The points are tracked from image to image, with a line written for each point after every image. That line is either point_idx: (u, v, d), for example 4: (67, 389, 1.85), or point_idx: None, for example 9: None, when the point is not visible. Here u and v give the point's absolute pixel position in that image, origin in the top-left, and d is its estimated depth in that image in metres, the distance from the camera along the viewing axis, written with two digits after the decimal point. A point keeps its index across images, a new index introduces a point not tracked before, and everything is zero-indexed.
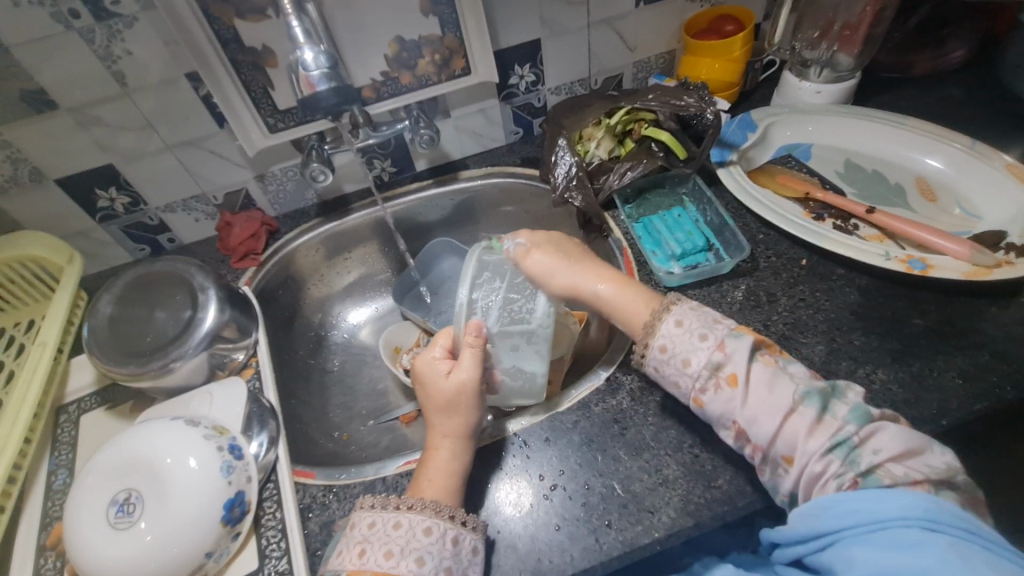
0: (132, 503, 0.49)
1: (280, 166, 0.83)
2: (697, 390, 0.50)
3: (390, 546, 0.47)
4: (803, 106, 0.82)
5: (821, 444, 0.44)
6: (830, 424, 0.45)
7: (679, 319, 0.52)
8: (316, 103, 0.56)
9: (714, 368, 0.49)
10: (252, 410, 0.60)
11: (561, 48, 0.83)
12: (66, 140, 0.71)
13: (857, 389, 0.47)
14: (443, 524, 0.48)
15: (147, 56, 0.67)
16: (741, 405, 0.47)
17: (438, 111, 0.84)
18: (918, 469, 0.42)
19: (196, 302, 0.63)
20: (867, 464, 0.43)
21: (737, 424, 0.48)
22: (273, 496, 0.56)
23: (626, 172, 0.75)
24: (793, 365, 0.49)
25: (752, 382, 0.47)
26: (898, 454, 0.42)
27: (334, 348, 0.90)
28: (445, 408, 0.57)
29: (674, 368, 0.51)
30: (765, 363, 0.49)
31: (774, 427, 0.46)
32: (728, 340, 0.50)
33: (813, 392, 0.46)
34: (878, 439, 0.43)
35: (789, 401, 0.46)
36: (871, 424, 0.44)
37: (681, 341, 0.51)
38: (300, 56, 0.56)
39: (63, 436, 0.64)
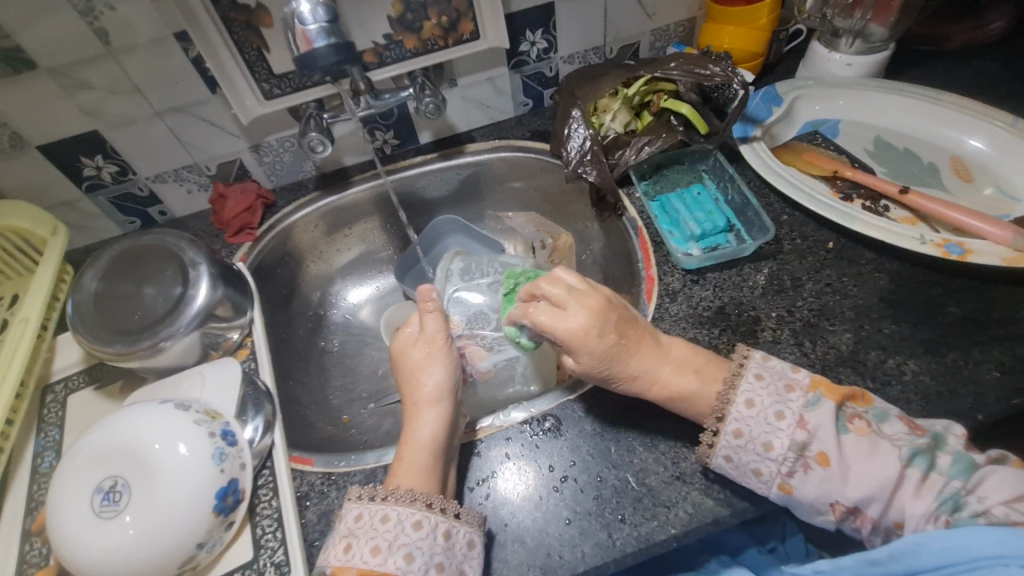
0: (118, 492, 0.46)
1: (276, 137, 0.79)
2: (783, 476, 0.45)
3: (378, 542, 0.44)
4: (831, 78, 0.77)
5: (928, 505, 0.42)
6: (936, 481, 0.43)
7: (749, 398, 0.48)
8: (312, 62, 0.52)
9: (799, 450, 0.45)
10: (247, 393, 0.57)
11: (575, 13, 0.78)
12: (48, 104, 0.66)
13: (957, 431, 0.45)
14: (433, 518, 0.45)
15: (133, 13, 0.62)
16: (843, 488, 0.44)
17: (444, 79, 0.79)
18: (1021, 512, 0.40)
19: (187, 279, 0.60)
20: (972, 511, 0.41)
21: (836, 507, 0.44)
22: (268, 483, 0.53)
23: (643, 147, 0.70)
24: (887, 421, 0.45)
25: (846, 458, 0.44)
26: (1011, 501, 0.40)
27: (333, 328, 0.87)
28: (411, 375, 0.56)
29: (754, 454, 0.46)
30: (858, 432, 0.45)
31: (885, 501, 0.43)
32: (809, 414, 0.45)
33: (919, 450, 0.43)
34: (984, 487, 0.41)
35: (896, 468, 0.43)
36: (977, 474, 0.42)
37: (757, 423, 0.47)
38: (297, 8, 0.51)
39: (49, 416, 0.61)
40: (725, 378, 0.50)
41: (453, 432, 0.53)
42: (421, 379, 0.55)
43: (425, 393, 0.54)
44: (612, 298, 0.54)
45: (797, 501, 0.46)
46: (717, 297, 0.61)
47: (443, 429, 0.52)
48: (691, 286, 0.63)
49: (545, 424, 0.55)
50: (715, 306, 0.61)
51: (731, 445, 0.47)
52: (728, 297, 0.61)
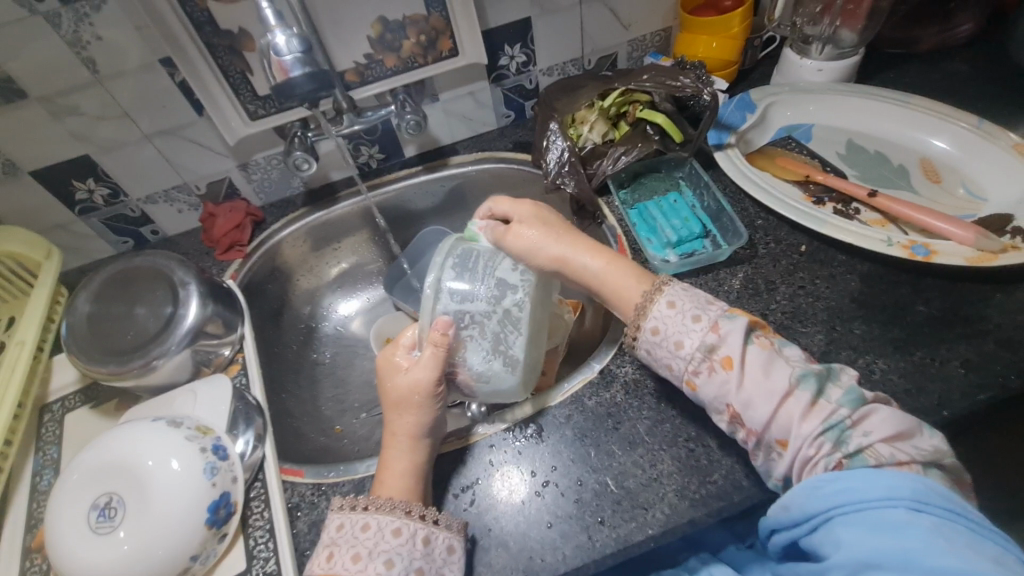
0: (113, 508, 0.48)
1: (263, 155, 0.81)
2: (690, 372, 0.49)
3: (358, 550, 0.46)
4: (804, 84, 0.79)
5: (815, 428, 0.43)
6: (824, 407, 0.44)
7: (671, 301, 0.52)
8: (290, 90, 0.54)
9: (707, 351, 0.48)
10: (238, 407, 0.59)
11: (552, 27, 0.80)
12: (39, 131, 0.68)
13: (851, 372, 0.47)
14: (413, 525, 0.47)
15: (120, 41, 0.64)
16: (737, 388, 0.46)
17: (425, 94, 0.81)
18: (905, 451, 0.42)
19: (177, 298, 0.61)
20: (856, 445, 0.42)
21: (731, 409, 0.47)
22: (260, 495, 0.55)
23: (620, 158, 0.72)
24: (790, 347, 0.49)
25: (747, 366, 0.46)
26: (890, 438, 0.42)
27: (324, 341, 0.88)
28: (396, 405, 0.55)
29: (667, 350, 0.50)
30: (761, 345, 0.48)
31: (768, 411, 0.45)
32: (723, 323, 0.49)
33: (810, 374, 0.45)
34: (869, 422, 0.43)
35: (784, 383, 0.45)
36: (864, 408, 0.44)
37: (673, 323, 0.50)
38: (271, 41, 0.53)
39: (47, 435, 0.63)
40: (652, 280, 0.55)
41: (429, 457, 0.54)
42: (403, 406, 0.55)
43: (409, 420, 0.54)
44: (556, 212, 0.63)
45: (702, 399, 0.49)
46: None
47: (423, 457, 0.53)
48: None
49: (527, 431, 0.57)
50: None
51: (647, 339, 0.52)
52: None
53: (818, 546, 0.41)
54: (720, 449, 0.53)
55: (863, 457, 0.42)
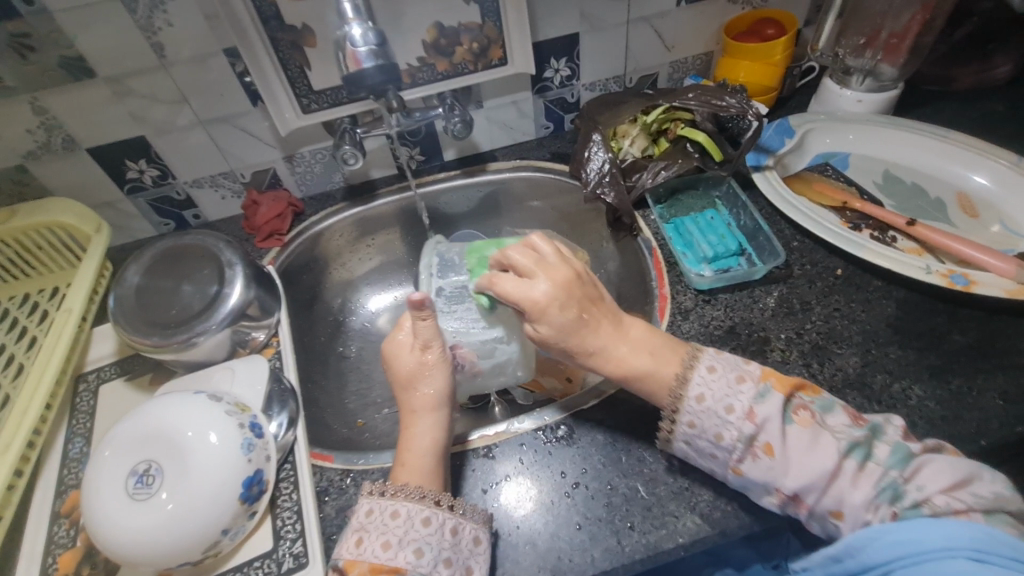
0: (151, 475, 0.48)
1: (308, 149, 0.83)
2: (734, 461, 0.47)
3: (388, 537, 0.46)
4: (841, 113, 0.81)
5: (867, 494, 0.43)
6: (874, 470, 0.44)
7: (711, 365, 0.49)
8: (360, 81, 0.55)
9: (749, 441, 0.46)
10: (273, 389, 0.60)
11: (598, 44, 0.82)
12: (101, 110, 0.71)
13: (896, 424, 0.47)
14: (441, 515, 0.47)
15: (188, 29, 0.67)
16: (786, 475, 0.45)
17: (471, 100, 0.83)
18: (962, 500, 0.41)
19: (223, 278, 0.63)
20: (913, 500, 0.42)
21: (780, 492, 0.45)
22: (290, 477, 0.55)
23: (660, 171, 0.73)
24: (831, 412, 0.47)
25: (790, 449, 0.45)
26: (950, 490, 0.42)
27: (351, 335, 0.89)
28: (407, 384, 0.55)
29: (707, 442, 0.48)
30: (802, 423, 0.46)
31: (821, 489, 0.44)
32: (758, 406, 0.46)
33: (858, 444, 0.45)
34: (921, 476, 0.43)
35: (834, 459, 0.44)
36: (914, 463, 0.44)
37: (707, 417, 0.47)
38: (349, 31, 0.55)
39: (82, 404, 0.64)
40: (683, 351, 0.51)
41: (451, 430, 0.56)
42: (418, 379, 0.55)
43: (425, 400, 0.55)
44: (582, 275, 0.53)
45: (750, 482, 0.47)
46: (728, 317, 0.64)
47: (447, 431, 0.54)
48: (703, 306, 0.65)
49: (558, 432, 0.57)
50: (725, 325, 0.63)
51: (685, 433, 0.49)
52: (738, 318, 0.63)
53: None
54: None
55: (919, 509, 0.42)
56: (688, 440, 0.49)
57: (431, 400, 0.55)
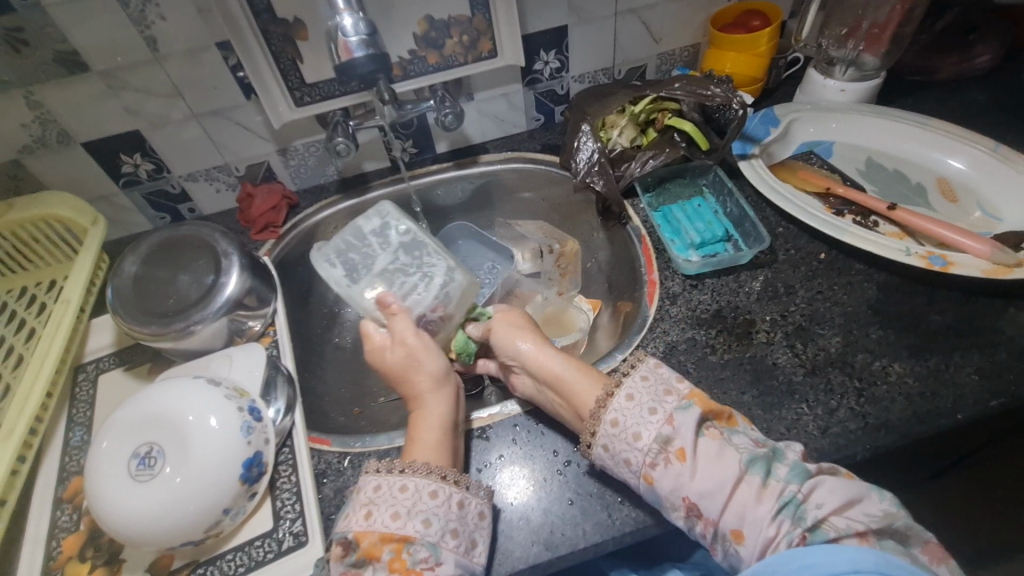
0: (153, 457, 0.49)
1: (302, 142, 0.84)
2: (647, 465, 0.47)
3: (398, 508, 0.47)
4: (825, 103, 0.82)
5: (771, 510, 0.42)
6: (774, 487, 0.43)
7: (630, 393, 0.50)
8: (352, 70, 0.56)
9: (662, 443, 0.47)
10: (271, 375, 0.61)
11: (587, 36, 0.83)
12: (95, 103, 0.72)
13: (796, 447, 0.47)
14: (448, 488, 0.49)
15: (180, 23, 0.68)
16: (691, 480, 0.45)
17: (462, 93, 0.84)
18: (858, 519, 0.41)
19: (219, 267, 0.64)
20: (813, 518, 0.41)
21: (687, 502, 0.45)
22: (289, 460, 0.56)
23: (648, 160, 0.75)
24: (738, 434, 0.47)
25: (698, 457, 0.45)
26: (840, 509, 0.41)
27: (346, 325, 0.90)
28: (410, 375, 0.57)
29: (626, 443, 0.48)
30: (710, 437, 0.47)
31: (721, 500, 0.44)
32: (677, 414, 0.48)
33: (758, 457, 0.45)
34: (818, 493, 0.42)
35: (734, 470, 0.44)
36: (809, 480, 0.43)
37: (632, 415, 0.49)
38: (340, 22, 0.56)
39: (82, 393, 0.65)
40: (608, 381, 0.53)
41: (457, 407, 0.57)
42: (412, 364, 0.57)
43: (423, 383, 0.57)
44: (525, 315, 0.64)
45: (658, 493, 0.47)
46: (714, 301, 0.65)
47: (453, 406, 0.56)
48: (690, 290, 0.67)
49: (550, 413, 0.59)
50: (712, 309, 0.65)
51: (607, 432, 0.49)
52: (724, 301, 0.65)
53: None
54: None
55: (825, 532, 0.41)
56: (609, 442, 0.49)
57: (433, 378, 0.57)
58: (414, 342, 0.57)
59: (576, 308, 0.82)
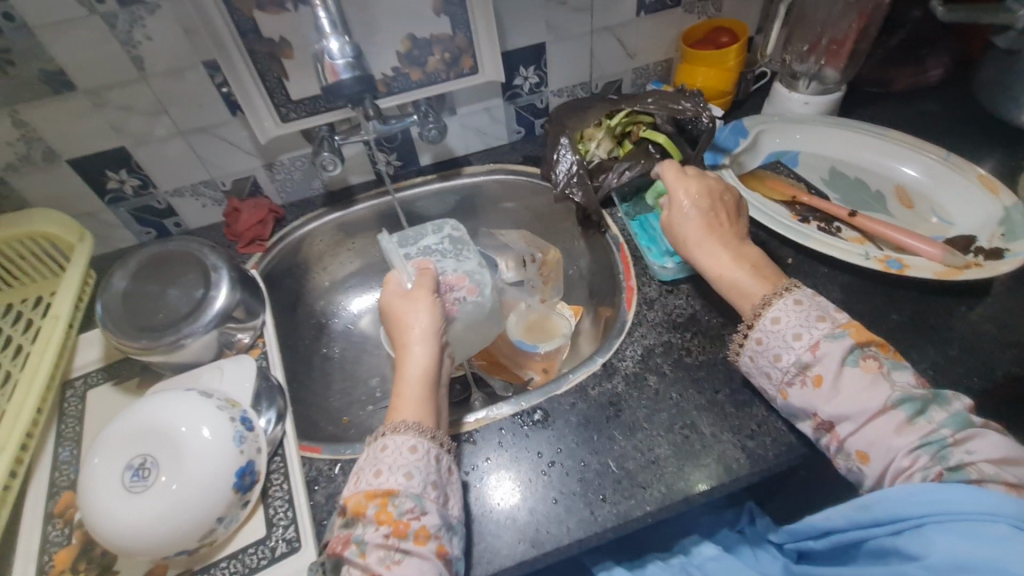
0: (147, 469, 0.50)
1: (289, 156, 0.85)
2: (784, 384, 0.53)
3: (380, 466, 0.51)
4: (791, 115, 0.87)
5: (911, 443, 0.46)
6: (923, 427, 0.46)
7: (777, 315, 0.54)
8: (338, 91, 0.59)
9: (802, 367, 0.52)
10: (261, 386, 0.62)
11: (564, 53, 0.87)
12: (82, 121, 0.73)
13: (963, 398, 0.48)
14: (426, 443, 0.53)
15: (168, 42, 0.69)
16: (826, 404, 0.50)
17: (445, 107, 0.87)
18: (1011, 473, 0.43)
19: (209, 281, 0.65)
20: (957, 461, 0.44)
21: (817, 418, 0.51)
22: (280, 468, 0.58)
23: (624, 172, 0.78)
24: (901, 371, 0.50)
25: (841, 383, 0.50)
26: (997, 461, 0.44)
27: (334, 336, 0.92)
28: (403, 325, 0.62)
29: (767, 360, 0.54)
30: (866, 367, 0.49)
31: (858, 423, 0.48)
32: (826, 341, 0.51)
33: (910, 398, 0.47)
34: (973, 442, 0.45)
35: (879, 401, 0.48)
36: (969, 430, 0.45)
37: (774, 337, 0.54)
38: (327, 46, 0.58)
39: (70, 408, 0.66)
40: (778, 283, 0.57)
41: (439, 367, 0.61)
42: (405, 316, 0.63)
43: (416, 330, 0.61)
44: (729, 192, 0.66)
45: (794, 407, 0.53)
46: (690, 305, 0.69)
47: (433, 363, 0.60)
48: (666, 296, 0.70)
49: (534, 416, 0.61)
50: (687, 313, 0.68)
51: (751, 346, 0.55)
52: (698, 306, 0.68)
53: (903, 544, 0.43)
54: (713, 436, 0.57)
55: (966, 473, 0.43)
56: (753, 356, 0.56)
57: (421, 333, 0.61)
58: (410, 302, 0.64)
59: (557, 313, 0.86)
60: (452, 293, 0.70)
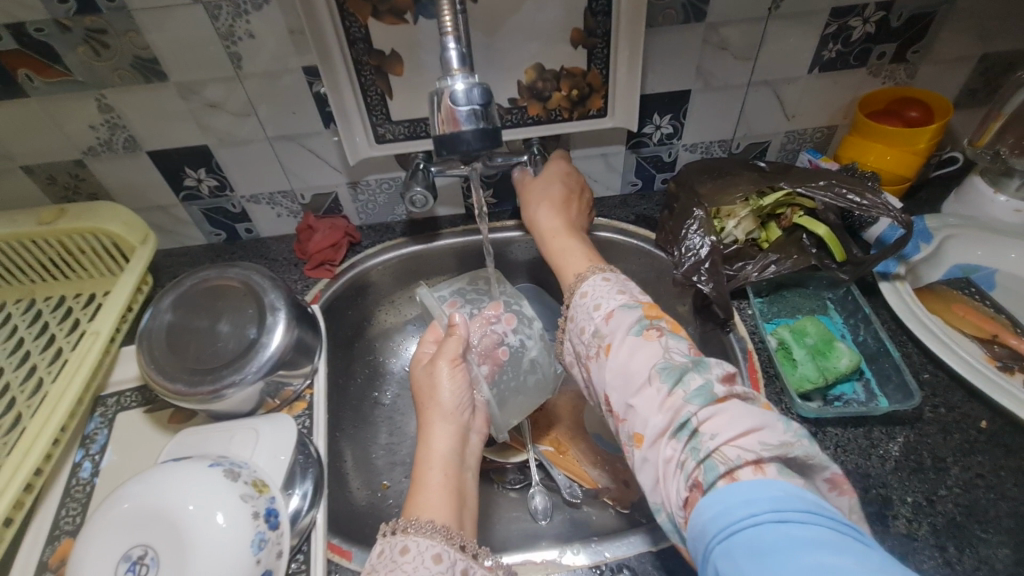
0: (145, 566, 0.41)
1: (376, 177, 0.76)
2: (591, 346, 0.51)
3: (396, 574, 0.41)
4: (992, 222, 0.68)
5: (666, 421, 0.41)
6: (677, 400, 0.41)
7: (606, 279, 0.55)
8: (455, 144, 0.47)
9: (602, 333, 0.50)
10: (298, 460, 0.52)
11: (710, 104, 0.73)
12: (167, 114, 0.66)
13: (725, 365, 0.44)
14: (452, 553, 0.43)
15: (270, 41, 0.61)
16: (619, 368, 0.46)
17: (557, 148, 0.75)
18: (749, 449, 0.37)
19: (264, 323, 0.56)
20: (703, 449, 0.38)
21: (610, 393, 0.47)
22: (300, 573, 0.48)
23: (769, 264, 0.64)
24: (678, 341, 0.46)
25: (627, 347, 0.47)
26: (736, 438, 0.38)
27: (390, 380, 0.82)
28: (428, 398, 0.54)
29: (588, 317, 0.52)
30: (647, 336, 0.47)
31: (634, 394, 0.44)
32: (619, 311, 0.50)
33: (670, 367, 0.43)
34: (714, 422, 0.39)
35: (645, 369, 0.44)
36: (711, 407, 0.40)
37: (591, 300, 0.53)
38: (450, 85, 0.47)
39: (94, 433, 0.59)
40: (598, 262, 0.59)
41: (466, 450, 0.53)
42: (435, 388, 0.54)
43: (440, 403, 0.54)
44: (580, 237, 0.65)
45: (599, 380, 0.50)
46: (839, 462, 0.53)
47: (456, 446, 0.52)
48: None
49: None
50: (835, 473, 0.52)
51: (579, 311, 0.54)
52: (851, 466, 0.53)
53: None
54: None
55: (714, 464, 0.37)
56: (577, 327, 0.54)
57: (444, 408, 0.53)
58: (448, 369, 0.55)
59: None
60: (492, 325, 0.64)
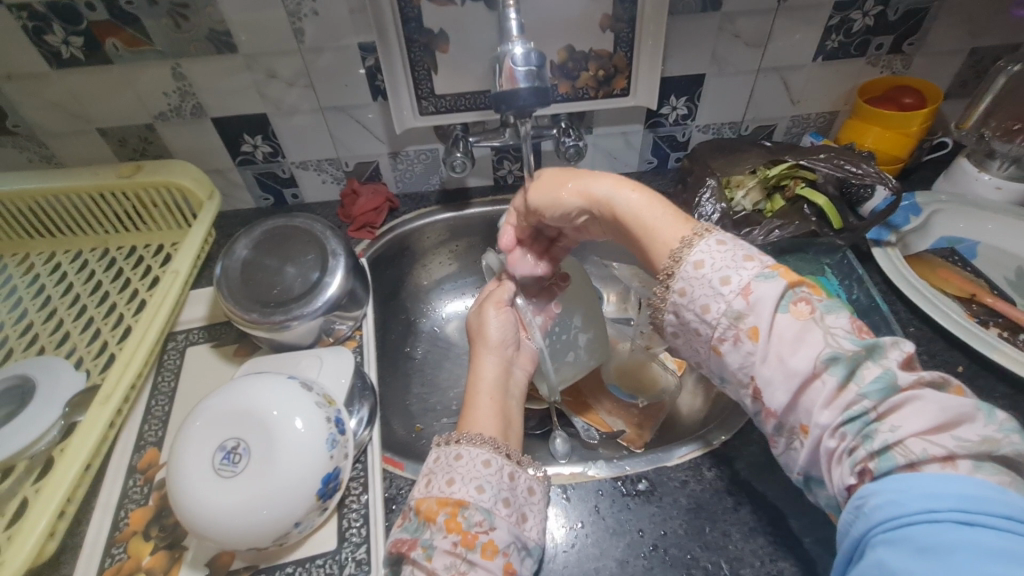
0: (238, 454, 0.48)
1: (415, 148, 0.83)
2: (715, 339, 0.43)
3: (453, 475, 0.47)
4: (976, 198, 0.75)
5: (833, 419, 0.36)
6: (849, 394, 0.36)
7: (700, 259, 0.44)
8: (512, 99, 0.56)
9: (734, 318, 0.41)
10: (356, 386, 0.60)
11: (723, 88, 0.80)
12: (233, 83, 0.74)
13: (903, 347, 0.37)
14: (500, 459, 0.48)
15: (332, 19, 0.68)
16: (762, 363, 0.40)
17: (582, 125, 0.82)
18: (943, 445, 0.33)
19: (326, 266, 0.63)
20: (882, 442, 0.34)
21: (755, 385, 0.41)
22: (360, 478, 0.55)
23: (774, 229, 0.69)
24: (835, 314, 0.40)
25: (776, 336, 0.40)
26: (928, 433, 0.33)
27: (421, 337, 0.89)
28: (479, 336, 0.62)
29: (694, 314, 0.44)
30: (795, 314, 0.40)
31: (790, 393, 0.38)
32: (757, 284, 0.41)
33: (840, 356, 0.37)
34: (899, 414, 0.35)
35: (806, 364, 0.38)
36: (898, 397, 0.35)
37: (700, 286, 0.43)
38: (510, 49, 0.55)
39: (169, 362, 0.66)
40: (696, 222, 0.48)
41: (509, 381, 0.59)
42: (483, 327, 0.62)
43: (487, 339, 0.61)
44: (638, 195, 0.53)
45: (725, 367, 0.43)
46: None
47: (500, 375, 0.58)
48: None
49: (637, 485, 0.56)
50: None
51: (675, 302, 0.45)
52: None
53: None
54: None
55: (894, 456, 0.33)
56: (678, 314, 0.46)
57: (491, 344, 0.61)
58: (495, 312, 0.63)
59: (658, 363, 0.79)
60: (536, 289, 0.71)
